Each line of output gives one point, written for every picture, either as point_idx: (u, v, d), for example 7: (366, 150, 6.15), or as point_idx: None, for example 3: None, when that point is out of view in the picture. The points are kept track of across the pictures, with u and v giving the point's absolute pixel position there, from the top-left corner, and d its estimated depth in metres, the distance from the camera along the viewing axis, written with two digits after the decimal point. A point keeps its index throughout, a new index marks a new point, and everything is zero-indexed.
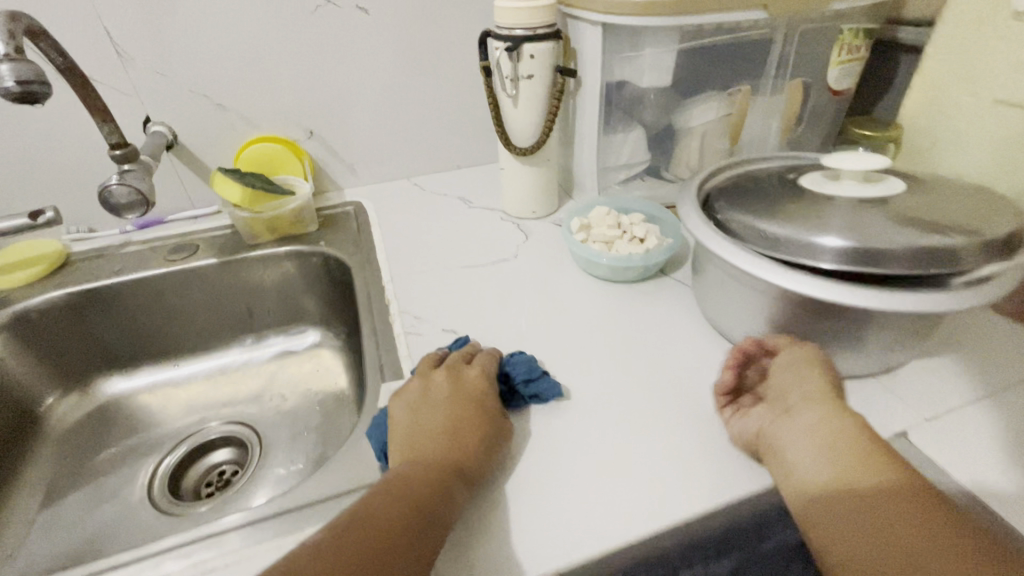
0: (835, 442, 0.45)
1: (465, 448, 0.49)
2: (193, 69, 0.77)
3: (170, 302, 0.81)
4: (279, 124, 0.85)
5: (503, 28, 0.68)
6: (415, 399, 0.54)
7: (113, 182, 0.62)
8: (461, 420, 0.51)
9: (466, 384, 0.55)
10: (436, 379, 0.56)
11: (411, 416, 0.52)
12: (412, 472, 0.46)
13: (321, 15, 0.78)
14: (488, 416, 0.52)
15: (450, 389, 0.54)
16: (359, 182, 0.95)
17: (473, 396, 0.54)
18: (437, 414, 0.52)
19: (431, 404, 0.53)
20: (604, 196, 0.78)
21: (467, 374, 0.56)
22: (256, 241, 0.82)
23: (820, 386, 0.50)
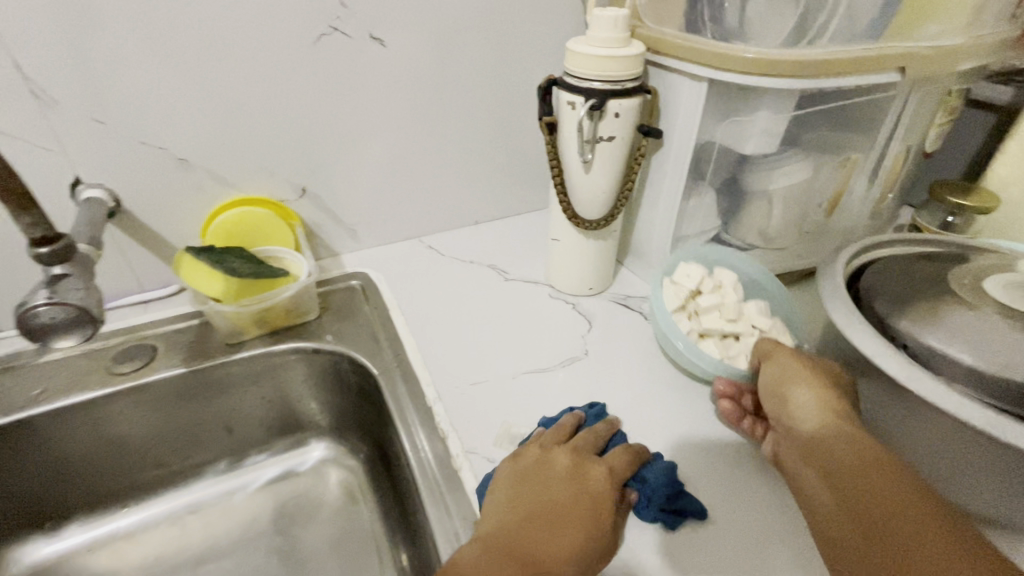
0: (820, 449, 0.43)
1: (560, 549, 0.40)
2: (145, 114, 0.57)
3: (122, 429, 0.60)
4: (263, 181, 0.66)
5: (581, 77, 0.54)
6: (529, 469, 0.46)
7: (40, 300, 0.42)
8: (567, 517, 0.42)
9: (587, 475, 0.46)
10: (558, 454, 0.47)
11: (518, 483, 0.45)
12: (502, 552, 0.39)
13: (326, 47, 0.61)
14: (600, 517, 0.43)
15: (567, 476, 0.45)
16: (360, 246, 0.77)
17: (594, 492, 0.44)
18: (545, 496, 0.44)
19: (545, 481, 0.45)
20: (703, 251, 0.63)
21: (597, 462, 0.47)
22: (239, 339, 0.63)
23: (809, 388, 0.47)
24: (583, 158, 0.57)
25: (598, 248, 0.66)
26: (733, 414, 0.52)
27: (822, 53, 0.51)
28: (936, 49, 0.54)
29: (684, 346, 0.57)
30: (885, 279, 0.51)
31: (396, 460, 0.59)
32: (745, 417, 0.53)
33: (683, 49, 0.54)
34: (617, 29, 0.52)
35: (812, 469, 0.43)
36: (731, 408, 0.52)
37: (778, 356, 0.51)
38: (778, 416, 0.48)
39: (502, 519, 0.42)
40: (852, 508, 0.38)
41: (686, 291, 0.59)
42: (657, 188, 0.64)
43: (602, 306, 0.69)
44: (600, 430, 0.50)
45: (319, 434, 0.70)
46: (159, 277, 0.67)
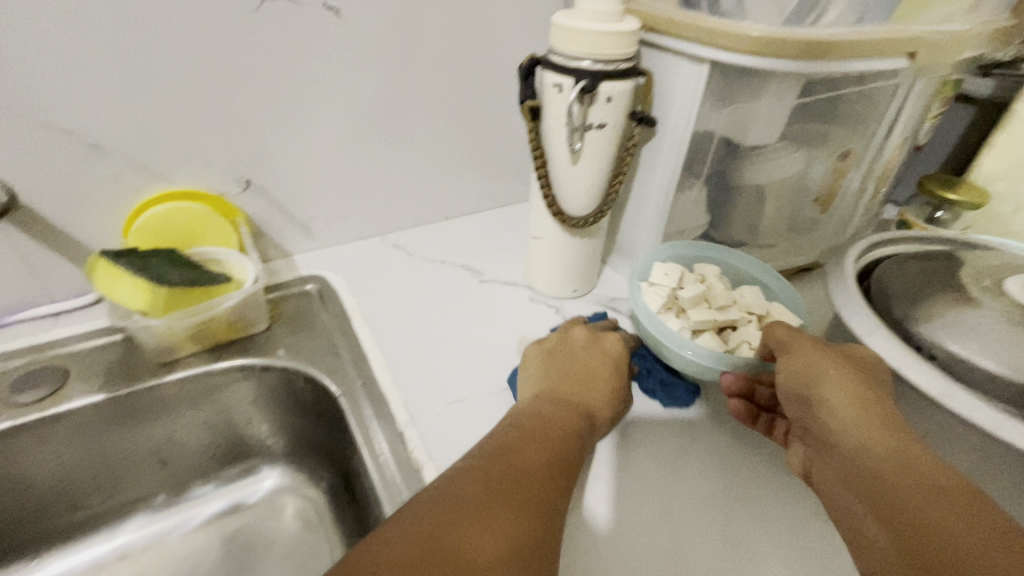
0: (859, 467, 0.37)
1: (599, 404, 0.47)
2: (42, 90, 0.47)
3: (26, 469, 0.50)
4: (198, 172, 0.57)
5: (570, 56, 0.48)
6: (556, 346, 0.52)
7: None
8: (598, 378, 0.49)
9: (603, 343, 0.52)
10: (576, 332, 0.53)
11: (547, 358, 0.50)
12: (548, 407, 0.45)
13: (271, 16, 0.52)
14: (619, 371, 0.50)
15: (588, 346, 0.52)
16: (316, 245, 0.68)
17: (616, 353, 0.52)
18: (576, 364, 0.50)
19: (571, 354, 0.51)
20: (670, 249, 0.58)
21: (607, 333, 0.53)
22: (173, 356, 0.54)
23: (842, 385, 0.40)
24: (571, 147, 0.51)
25: (584, 247, 0.61)
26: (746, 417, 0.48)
27: (835, 35, 0.46)
28: (941, 36, 0.51)
29: (691, 351, 0.49)
30: (898, 279, 0.48)
31: (362, 491, 0.52)
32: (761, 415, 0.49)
33: (682, 27, 0.48)
34: (610, 2, 0.46)
35: (849, 488, 0.37)
36: (741, 408, 0.48)
37: (797, 352, 0.42)
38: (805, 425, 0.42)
39: (547, 387, 0.47)
40: (895, 530, 0.33)
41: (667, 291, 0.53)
42: (647, 181, 0.59)
43: (587, 309, 0.64)
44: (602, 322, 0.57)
45: (271, 459, 0.62)
46: (72, 284, 0.56)
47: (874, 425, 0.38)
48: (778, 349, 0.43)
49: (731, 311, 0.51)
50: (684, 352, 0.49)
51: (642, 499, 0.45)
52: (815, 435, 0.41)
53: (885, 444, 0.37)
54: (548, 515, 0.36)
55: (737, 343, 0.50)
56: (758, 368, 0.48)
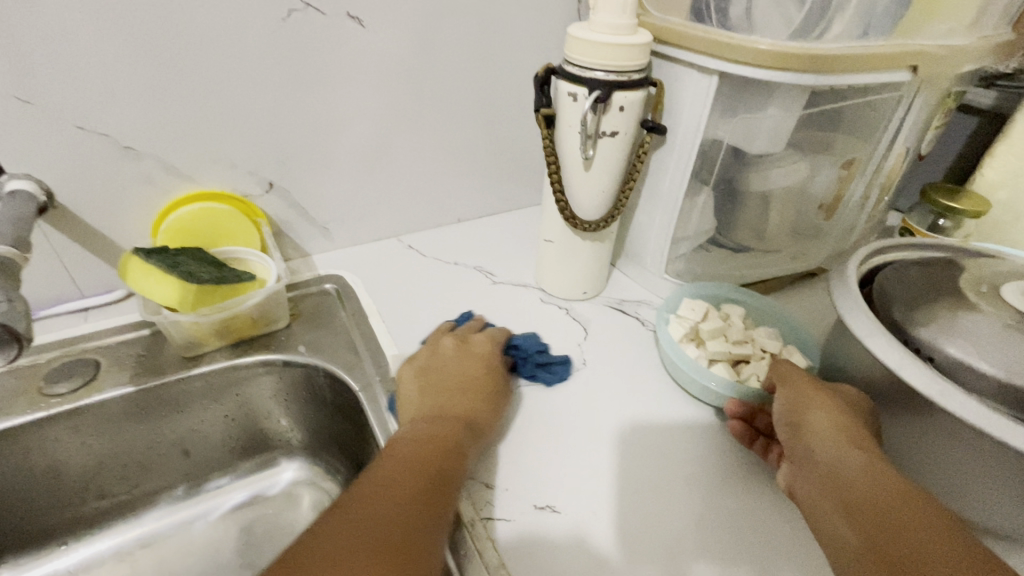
0: (834, 479, 0.40)
1: (477, 405, 0.49)
2: (81, 95, 0.49)
3: (58, 457, 0.52)
4: (223, 174, 0.59)
5: (584, 67, 0.50)
6: (425, 359, 0.54)
7: None
8: (473, 381, 0.51)
9: (473, 349, 0.55)
10: (444, 342, 0.55)
11: (423, 373, 0.52)
12: (423, 420, 0.47)
13: (297, 25, 0.54)
14: (492, 373, 0.53)
15: (458, 354, 0.54)
16: (333, 245, 0.71)
17: (484, 355, 0.54)
18: (450, 372, 0.52)
19: (442, 364, 0.53)
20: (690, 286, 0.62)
21: (473, 338, 0.56)
22: (199, 351, 0.56)
23: (826, 412, 0.44)
24: (583, 154, 0.53)
25: (593, 251, 0.62)
26: (743, 437, 0.50)
27: (839, 49, 0.48)
28: (944, 50, 0.53)
29: (715, 382, 0.53)
30: (899, 284, 0.50)
31: None
32: (757, 438, 0.51)
33: (693, 39, 0.50)
34: (624, 15, 0.48)
35: (829, 498, 0.40)
36: (741, 430, 0.50)
37: (794, 383, 0.47)
38: (792, 445, 0.45)
39: (421, 401, 0.49)
40: (871, 534, 0.35)
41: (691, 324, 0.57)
42: (657, 188, 0.61)
43: (596, 310, 0.66)
44: (473, 325, 0.59)
45: (289, 453, 0.64)
46: (102, 280, 0.59)
47: (853, 447, 0.42)
48: (778, 383, 0.48)
49: (746, 345, 0.55)
50: (708, 383, 0.53)
51: (650, 495, 0.47)
52: (800, 453, 0.44)
53: (860, 462, 0.40)
54: (427, 515, 0.37)
55: (744, 373, 0.54)
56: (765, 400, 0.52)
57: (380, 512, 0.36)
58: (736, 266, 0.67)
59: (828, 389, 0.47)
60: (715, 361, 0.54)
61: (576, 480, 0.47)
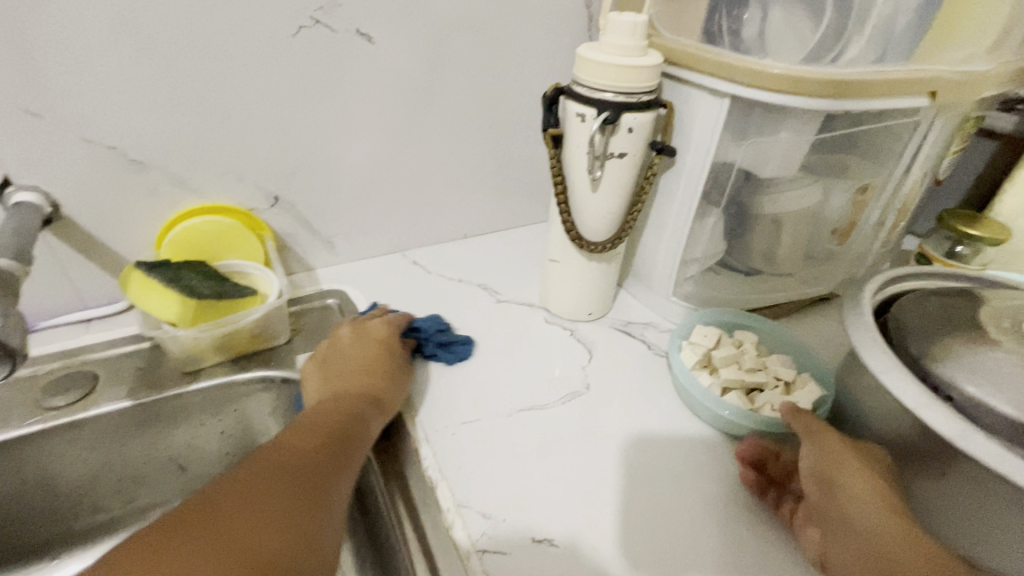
0: (877, 557, 0.38)
1: (380, 383, 0.51)
2: (91, 110, 0.49)
3: (54, 470, 0.52)
4: (228, 187, 0.59)
5: (592, 88, 0.49)
6: (325, 349, 0.55)
7: None
8: (376, 360, 0.52)
9: (373, 331, 0.56)
10: (344, 328, 0.56)
11: (324, 362, 0.53)
12: (328, 403, 0.48)
13: (306, 40, 0.54)
14: (395, 353, 0.54)
15: (356, 341, 0.54)
16: (337, 259, 0.70)
17: (382, 341, 0.55)
18: (347, 361, 0.53)
19: (342, 350, 0.54)
20: (697, 312, 0.61)
21: (373, 320, 0.57)
22: (198, 366, 0.55)
23: (862, 475, 0.42)
24: (591, 175, 0.52)
25: (599, 271, 0.61)
26: (755, 486, 0.47)
27: (853, 74, 0.47)
28: (963, 74, 0.52)
29: (729, 412, 0.51)
30: (916, 316, 0.48)
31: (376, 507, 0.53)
32: (770, 486, 0.48)
33: (703, 61, 0.49)
34: (634, 37, 0.48)
35: None
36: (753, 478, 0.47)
37: (828, 443, 0.44)
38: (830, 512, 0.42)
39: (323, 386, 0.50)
40: None
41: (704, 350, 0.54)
42: (665, 209, 0.60)
43: (602, 332, 0.64)
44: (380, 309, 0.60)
45: None
46: (105, 291, 0.58)
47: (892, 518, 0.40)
48: (811, 439, 0.45)
49: (760, 372, 0.52)
50: (721, 412, 0.51)
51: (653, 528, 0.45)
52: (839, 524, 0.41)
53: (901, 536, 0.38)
54: (324, 489, 0.39)
55: (757, 402, 0.51)
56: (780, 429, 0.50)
57: (282, 480, 0.38)
58: (745, 289, 0.65)
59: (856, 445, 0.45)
60: (728, 390, 0.52)
61: (575, 509, 0.46)
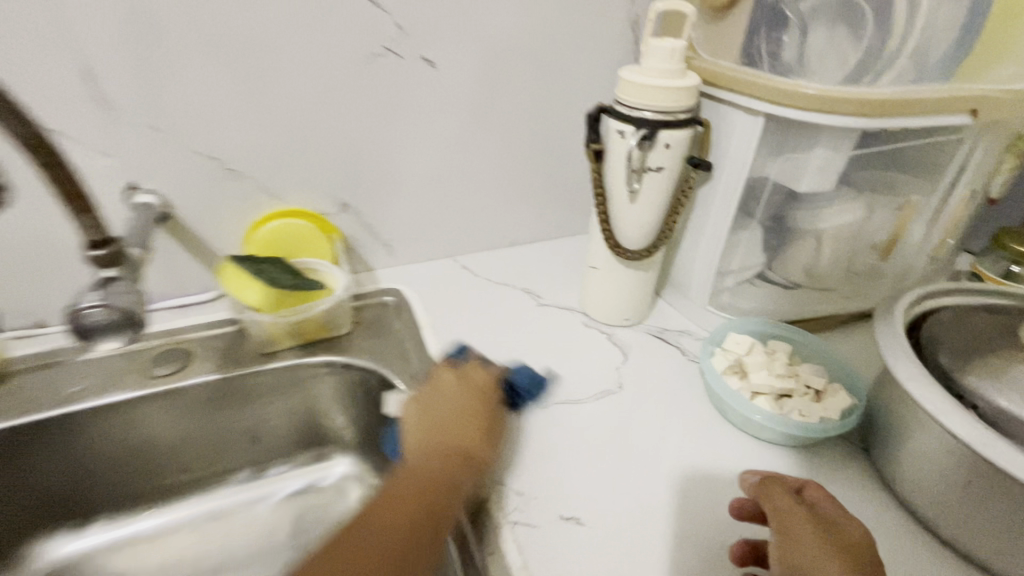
0: None
1: (474, 443, 0.49)
2: (201, 127, 0.59)
3: (153, 431, 0.60)
4: (305, 195, 0.67)
5: (632, 107, 0.53)
6: (424, 393, 0.54)
7: (89, 302, 0.43)
8: (471, 415, 0.51)
9: (472, 380, 0.54)
10: (445, 373, 0.55)
11: (421, 408, 0.53)
12: (423, 461, 0.48)
13: (378, 67, 0.62)
14: (489, 408, 0.52)
15: (455, 390, 0.53)
16: (395, 262, 0.77)
17: (483, 396, 0.53)
18: (448, 410, 0.52)
19: (441, 397, 0.53)
20: (732, 321, 0.63)
21: (474, 367, 0.56)
22: (273, 349, 0.63)
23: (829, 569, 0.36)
24: (630, 188, 0.56)
25: (637, 279, 0.65)
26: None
27: (887, 94, 0.49)
28: (1007, 93, 0.52)
29: (758, 415, 0.52)
30: (949, 330, 0.48)
31: None
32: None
33: (739, 82, 0.53)
34: (673, 61, 0.52)
35: None
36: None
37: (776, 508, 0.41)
38: None
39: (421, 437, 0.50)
40: None
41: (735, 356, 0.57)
42: (703, 221, 0.63)
43: (638, 337, 0.67)
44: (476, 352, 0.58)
45: (342, 449, 0.69)
46: (200, 282, 0.68)
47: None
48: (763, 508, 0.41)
49: (790, 379, 0.54)
50: (752, 415, 0.52)
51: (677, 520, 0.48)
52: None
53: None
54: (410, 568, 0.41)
55: (786, 407, 0.53)
56: (812, 433, 0.50)
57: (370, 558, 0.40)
58: (785, 302, 0.66)
59: (824, 530, 0.39)
60: (757, 394, 0.54)
61: (602, 497, 0.49)
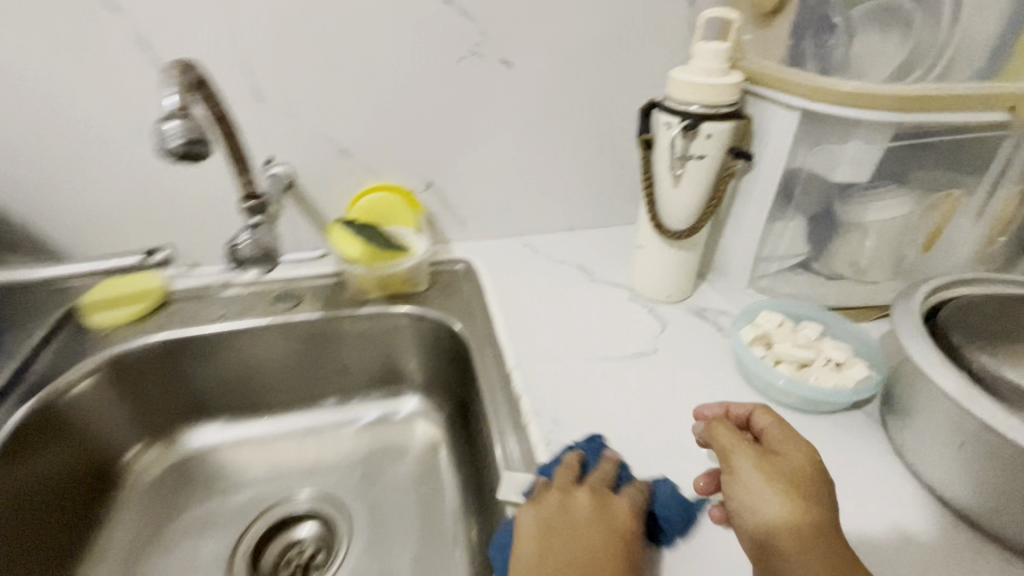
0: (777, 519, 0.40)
1: None
2: (324, 115, 0.73)
3: (271, 355, 0.75)
4: (398, 173, 0.80)
5: (679, 102, 0.60)
6: (551, 514, 0.45)
7: (242, 239, 0.59)
8: (602, 564, 0.42)
9: (612, 518, 0.46)
10: (580, 497, 0.47)
11: (544, 535, 0.44)
12: None
13: (465, 66, 0.73)
14: (626, 558, 0.43)
15: (590, 523, 0.45)
16: (467, 236, 0.88)
17: (623, 541, 0.44)
18: (578, 548, 0.43)
19: (572, 527, 0.44)
20: (767, 301, 0.68)
21: (615, 500, 0.47)
22: (364, 297, 0.76)
23: (769, 493, 0.41)
24: (673, 172, 0.63)
25: (680, 258, 0.71)
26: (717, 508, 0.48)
27: (923, 89, 0.54)
28: None
29: (781, 380, 0.57)
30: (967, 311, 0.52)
31: (475, 417, 0.69)
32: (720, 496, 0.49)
33: (779, 81, 0.59)
34: (717, 61, 0.59)
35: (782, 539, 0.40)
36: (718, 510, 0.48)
37: (719, 436, 0.47)
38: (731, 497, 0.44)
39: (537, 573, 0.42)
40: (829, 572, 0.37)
41: (763, 329, 0.62)
42: (745, 208, 0.68)
43: (678, 313, 0.74)
44: (609, 472, 0.50)
45: (413, 389, 0.81)
46: (310, 241, 0.83)
47: (805, 537, 0.39)
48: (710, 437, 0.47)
49: (812, 350, 0.59)
50: (776, 379, 0.57)
51: (693, 459, 0.55)
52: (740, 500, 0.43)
53: (811, 558, 0.38)
54: None
55: (806, 374, 0.58)
56: (831, 393, 0.56)
57: None
58: (822, 289, 0.70)
59: (766, 456, 0.44)
60: (779, 361, 0.59)
61: (628, 434, 0.57)
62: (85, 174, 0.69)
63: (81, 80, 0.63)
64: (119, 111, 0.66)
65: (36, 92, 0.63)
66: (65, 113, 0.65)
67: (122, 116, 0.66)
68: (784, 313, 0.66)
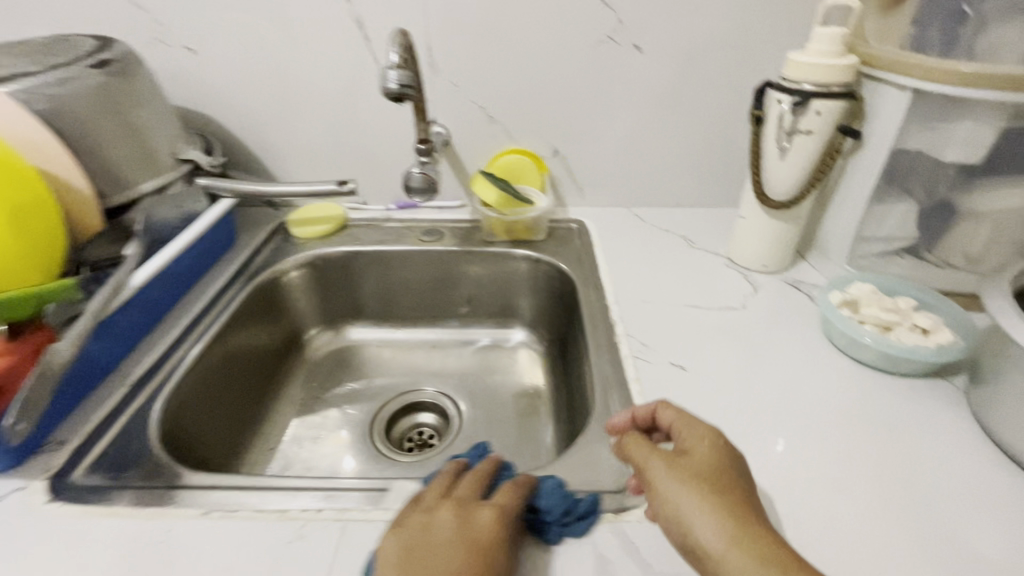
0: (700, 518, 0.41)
1: None
2: (481, 87, 0.89)
3: (415, 277, 0.94)
4: (533, 140, 0.94)
5: (792, 81, 0.67)
6: (411, 537, 0.43)
7: (415, 171, 0.77)
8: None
9: (475, 527, 0.44)
10: (442, 514, 0.45)
11: (403, 558, 0.41)
12: None
13: (602, 50, 0.86)
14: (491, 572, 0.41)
15: (452, 534, 0.43)
16: (583, 203, 1.00)
17: (484, 552, 0.42)
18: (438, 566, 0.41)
19: (433, 547, 0.42)
20: (863, 275, 0.72)
21: (483, 506, 0.46)
22: (492, 240, 0.92)
23: (687, 494, 0.42)
24: (779, 145, 0.70)
25: (780, 229, 0.77)
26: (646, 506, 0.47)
27: None
28: None
29: (866, 337, 0.62)
30: None
31: (574, 345, 0.81)
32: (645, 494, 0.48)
33: (893, 63, 0.64)
34: (834, 45, 0.65)
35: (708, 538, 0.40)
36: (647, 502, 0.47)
37: (630, 447, 0.46)
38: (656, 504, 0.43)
39: None
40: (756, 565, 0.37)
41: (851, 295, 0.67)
42: (851, 186, 0.73)
43: (772, 281, 0.80)
44: (479, 478, 0.50)
45: (522, 324, 0.95)
46: (454, 193, 1.00)
47: (726, 528, 0.40)
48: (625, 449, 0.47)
49: (899, 315, 0.64)
50: (861, 336, 0.62)
51: (767, 391, 0.62)
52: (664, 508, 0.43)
53: (737, 548, 0.39)
54: None
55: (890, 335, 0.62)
56: (914, 352, 0.60)
57: None
58: (927, 272, 0.72)
59: (677, 459, 0.45)
60: (865, 322, 0.64)
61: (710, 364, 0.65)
62: (305, 123, 0.92)
63: (313, 50, 0.85)
64: (336, 76, 0.88)
65: (282, 57, 0.86)
66: (300, 75, 0.88)
67: (338, 80, 0.88)
68: (880, 285, 0.69)
